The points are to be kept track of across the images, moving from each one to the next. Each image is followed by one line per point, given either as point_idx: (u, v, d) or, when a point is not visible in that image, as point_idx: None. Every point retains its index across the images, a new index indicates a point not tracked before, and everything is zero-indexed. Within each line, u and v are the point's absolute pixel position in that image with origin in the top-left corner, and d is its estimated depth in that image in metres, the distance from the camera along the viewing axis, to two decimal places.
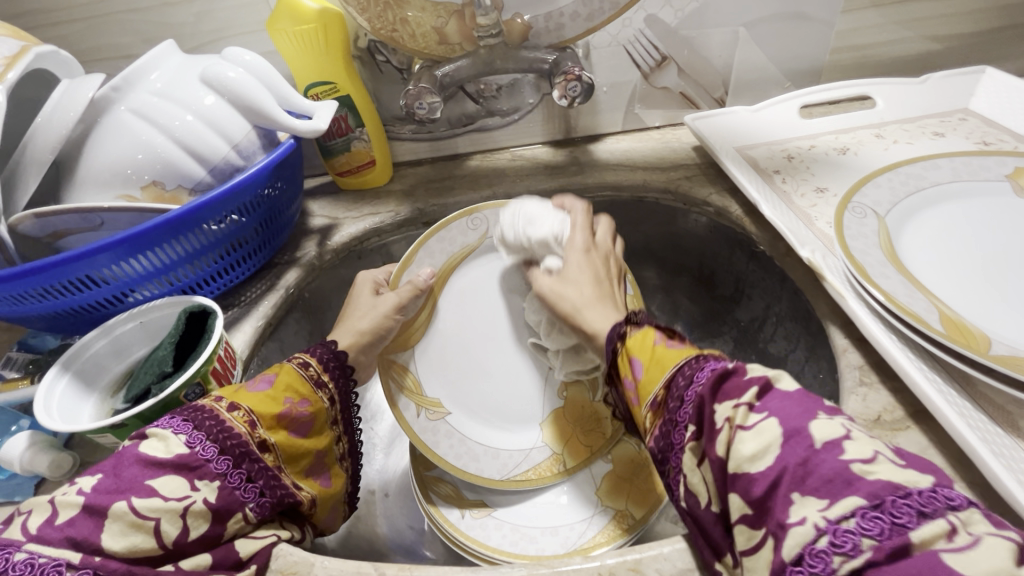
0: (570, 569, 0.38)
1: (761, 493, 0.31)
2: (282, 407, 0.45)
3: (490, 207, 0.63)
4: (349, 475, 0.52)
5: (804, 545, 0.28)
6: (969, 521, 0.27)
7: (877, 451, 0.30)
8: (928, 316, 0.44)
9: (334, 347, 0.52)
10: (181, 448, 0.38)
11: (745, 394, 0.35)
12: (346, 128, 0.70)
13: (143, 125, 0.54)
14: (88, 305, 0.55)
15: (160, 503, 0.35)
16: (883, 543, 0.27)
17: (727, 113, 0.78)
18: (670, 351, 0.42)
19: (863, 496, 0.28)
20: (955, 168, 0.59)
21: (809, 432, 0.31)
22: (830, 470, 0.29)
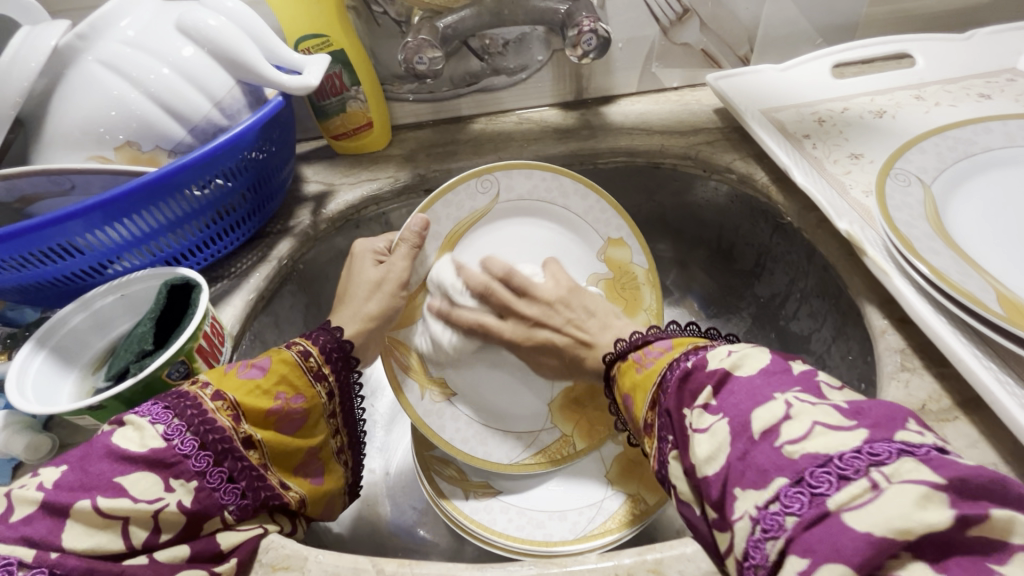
0: (583, 568, 0.35)
1: (717, 495, 0.31)
2: (274, 402, 0.41)
3: (501, 169, 0.58)
4: (346, 466, 0.50)
5: (746, 538, 0.29)
6: (895, 474, 0.26)
7: (815, 422, 0.30)
8: (983, 295, 0.40)
9: (338, 333, 0.48)
10: (156, 442, 0.35)
11: (701, 395, 0.35)
12: (340, 86, 0.64)
13: (114, 79, 0.49)
14: (64, 277, 0.50)
15: (129, 505, 0.32)
16: (802, 517, 0.27)
17: (752, 73, 0.72)
18: (647, 370, 0.42)
19: (788, 476, 0.28)
20: (1009, 132, 0.53)
21: (749, 424, 0.31)
22: (763, 458, 0.29)
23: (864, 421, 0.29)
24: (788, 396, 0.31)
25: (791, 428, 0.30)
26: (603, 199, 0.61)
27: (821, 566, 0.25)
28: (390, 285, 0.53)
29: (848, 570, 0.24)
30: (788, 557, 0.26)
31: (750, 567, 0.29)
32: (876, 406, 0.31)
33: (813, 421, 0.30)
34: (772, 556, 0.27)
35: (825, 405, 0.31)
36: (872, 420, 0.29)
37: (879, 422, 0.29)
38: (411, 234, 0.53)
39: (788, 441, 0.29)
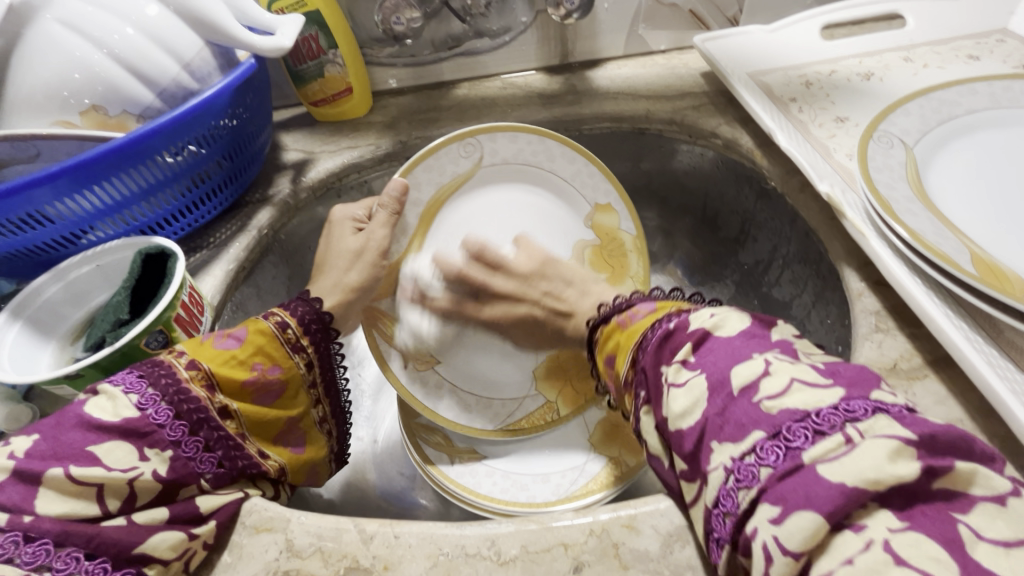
0: (561, 525, 0.35)
1: (691, 448, 0.31)
2: (250, 373, 0.42)
3: (486, 131, 0.57)
4: (330, 435, 0.50)
5: (718, 486, 0.30)
6: (869, 429, 0.27)
7: (793, 378, 0.30)
8: (958, 256, 0.40)
9: (317, 304, 0.48)
10: (130, 411, 0.35)
11: (681, 351, 0.35)
12: (316, 50, 0.62)
13: (75, 39, 0.47)
14: (36, 247, 0.49)
15: (103, 473, 0.33)
16: (777, 470, 0.27)
17: (740, 34, 0.70)
18: (631, 326, 0.41)
19: (765, 429, 0.29)
20: (994, 93, 0.53)
21: (727, 381, 0.31)
22: (744, 415, 0.30)
23: (840, 380, 0.30)
24: (768, 355, 0.32)
25: (770, 385, 0.30)
26: (593, 163, 0.60)
27: (791, 513, 0.26)
28: (371, 256, 0.52)
29: (819, 518, 0.25)
30: (759, 505, 0.27)
31: (719, 515, 0.30)
32: (850, 367, 0.31)
33: (791, 377, 0.30)
34: (743, 505, 0.28)
35: (804, 364, 0.31)
36: (847, 380, 0.30)
37: (853, 381, 0.30)
38: (391, 200, 0.52)
39: (768, 397, 0.30)
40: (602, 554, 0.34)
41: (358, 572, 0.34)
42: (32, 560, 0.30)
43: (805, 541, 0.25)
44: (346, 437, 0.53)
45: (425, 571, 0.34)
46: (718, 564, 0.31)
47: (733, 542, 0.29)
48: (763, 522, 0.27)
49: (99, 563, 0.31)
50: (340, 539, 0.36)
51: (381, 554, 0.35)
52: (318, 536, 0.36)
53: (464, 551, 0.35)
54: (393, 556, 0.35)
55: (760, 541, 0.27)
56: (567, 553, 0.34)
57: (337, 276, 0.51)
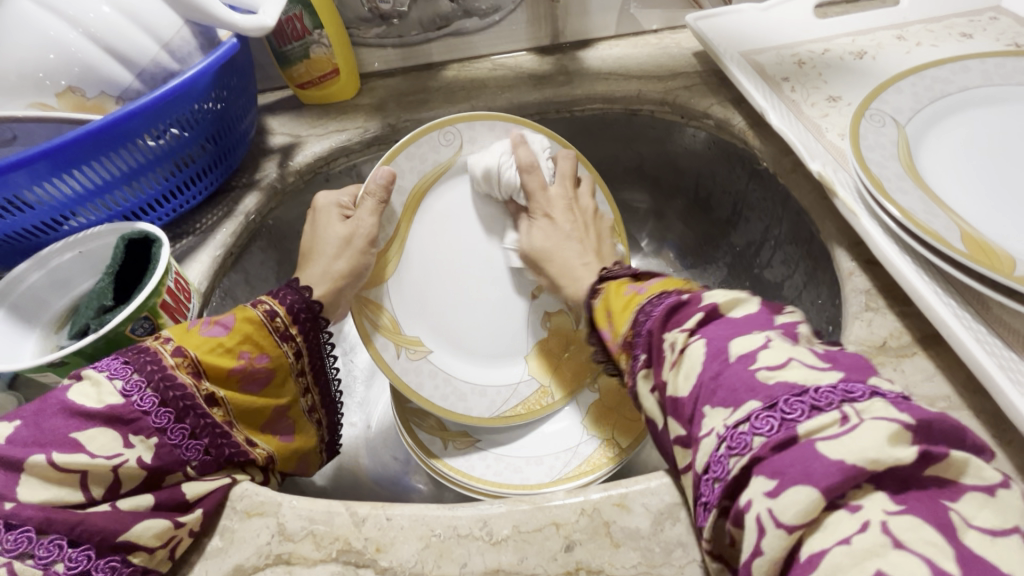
0: (552, 505, 0.35)
1: (688, 409, 0.32)
2: (236, 361, 0.41)
3: (457, 121, 0.56)
4: (320, 425, 0.50)
5: (710, 452, 0.30)
6: (866, 410, 0.27)
7: (792, 357, 0.30)
8: (948, 234, 0.40)
9: (307, 293, 0.48)
10: (114, 398, 0.35)
11: (690, 320, 0.34)
12: (301, 30, 0.60)
13: (49, 18, 0.45)
14: (16, 233, 0.48)
15: (87, 459, 0.32)
16: (770, 439, 0.27)
17: (733, 12, 0.69)
18: (637, 293, 0.42)
19: (761, 400, 0.29)
20: (986, 71, 0.52)
21: (726, 349, 0.31)
22: (741, 381, 0.30)
23: (839, 366, 0.30)
24: (769, 333, 0.32)
25: (770, 357, 0.30)
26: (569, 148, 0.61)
27: (787, 487, 0.26)
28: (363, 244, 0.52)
29: (815, 492, 0.25)
30: (754, 476, 0.27)
31: (708, 480, 0.30)
32: (848, 355, 0.31)
33: (792, 356, 0.30)
34: (733, 471, 0.28)
35: (802, 347, 0.31)
36: (845, 366, 0.30)
37: (851, 367, 0.30)
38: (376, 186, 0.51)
39: (766, 368, 0.30)
40: (594, 533, 0.34)
41: (350, 554, 0.34)
42: (12, 549, 0.29)
43: (799, 514, 0.25)
44: (338, 425, 0.53)
45: (417, 552, 0.34)
46: (704, 529, 0.31)
47: (720, 505, 0.30)
48: (756, 494, 0.27)
49: (83, 551, 0.31)
50: (331, 522, 0.36)
51: (374, 537, 0.35)
52: (309, 519, 0.36)
53: (456, 532, 0.35)
54: (384, 538, 0.35)
55: (754, 513, 0.27)
56: (558, 532, 0.34)
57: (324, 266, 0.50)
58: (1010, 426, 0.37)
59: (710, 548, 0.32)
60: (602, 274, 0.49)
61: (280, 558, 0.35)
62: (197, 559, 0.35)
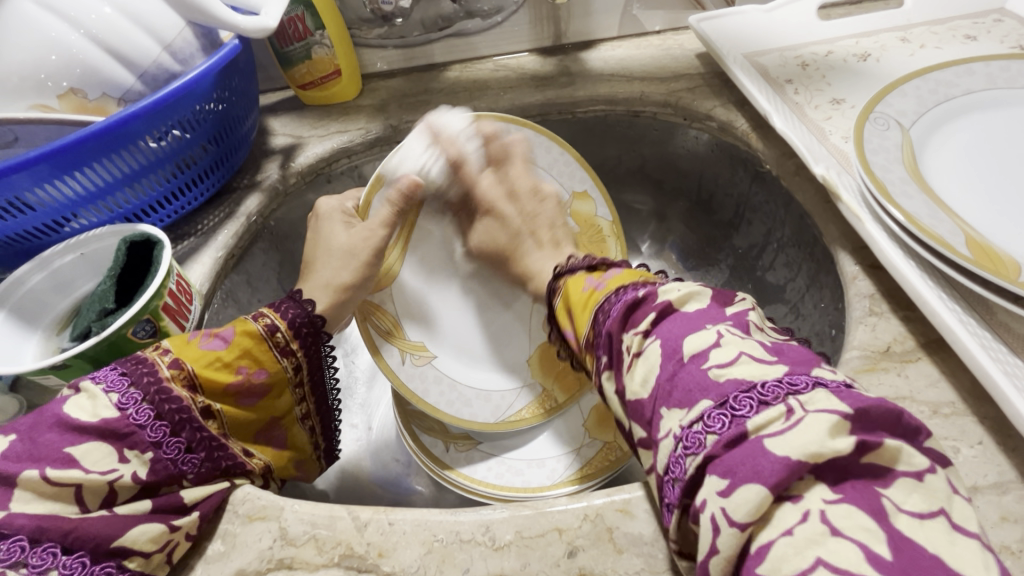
0: (555, 510, 0.35)
1: (649, 412, 0.32)
2: (234, 376, 0.41)
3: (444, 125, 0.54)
4: (313, 432, 0.50)
5: (668, 454, 0.30)
6: (809, 402, 0.27)
7: (742, 352, 0.30)
8: (952, 239, 0.40)
9: (309, 306, 0.47)
10: (109, 411, 0.35)
11: (643, 321, 0.35)
12: (303, 31, 0.60)
13: (50, 19, 0.45)
14: (17, 235, 0.48)
15: (81, 474, 0.32)
16: (722, 437, 0.27)
17: (736, 13, 0.69)
18: (596, 289, 0.41)
19: (712, 399, 0.29)
20: (990, 74, 0.52)
21: (680, 348, 0.31)
22: (695, 381, 0.30)
23: (783, 359, 0.30)
24: (720, 328, 0.32)
25: (720, 354, 0.30)
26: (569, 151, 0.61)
27: (739, 486, 0.26)
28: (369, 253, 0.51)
29: (763, 490, 0.25)
30: (707, 476, 0.27)
31: (670, 482, 0.30)
32: (795, 348, 0.32)
33: (741, 350, 0.30)
34: (690, 472, 0.28)
35: (751, 339, 0.32)
36: (789, 359, 0.30)
37: (797, 360, 0.30)
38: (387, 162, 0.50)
39: (716, 365, 0.30)
40: (596, 539, 0.34)
41: (353, 559, 0.34)
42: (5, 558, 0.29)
43: (751, 511, 0.25)
44: (335, 433, 0.53)
45: (420, 557, 0.34)
46: (669, 530, 0.31)
47: (681, 504, 0.29)
48: (710, 494, 0.27)
49: (78, 558, 0.31)
50: (334, 526, 0.35)
51: (375, 541, 0.35)
52: (311, 523, 0.36)
53: (459, 537, 0.35)
54: (387, 543, 0.35)
55: (708, 513, 0.27)
56: (561, 537, 0.34)
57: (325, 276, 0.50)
58: (1014, 432, 0.37)
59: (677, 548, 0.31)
60: (556, 269, 0.48)
61: (282, 563, 0.35)
62: (197, 561, 0.35)
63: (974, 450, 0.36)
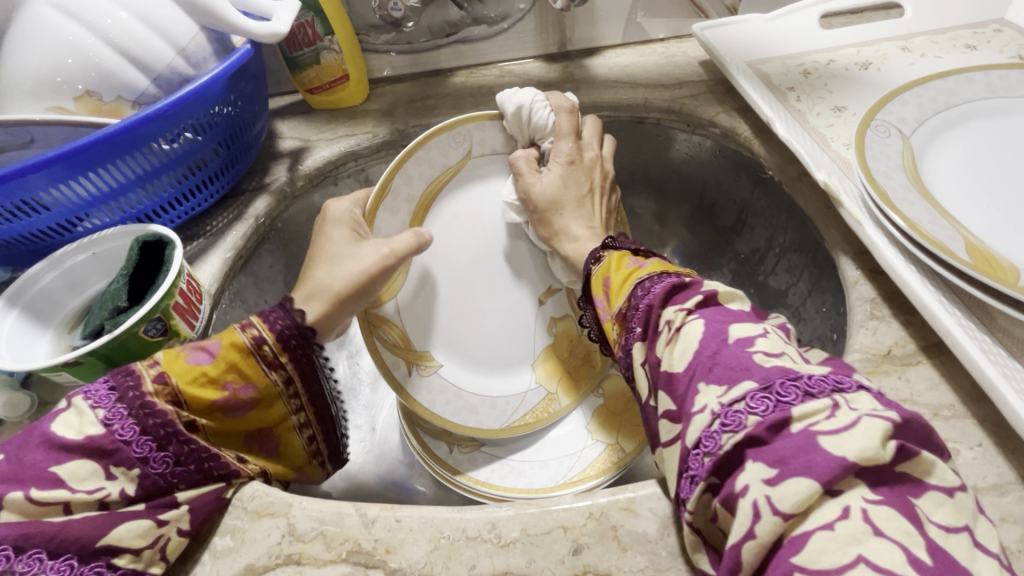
0: (560, 508, 0.36)
1: (682, 388, 0.32)
2: (219, 392, 0.39)
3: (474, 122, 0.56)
4: (313, 439, 0.48)
5: (702, 428, 0.30)
6: (854, 400, 0.28)
7: (785, 351, 0.32)
8: (952, 244, 0.41)
9: (299, 317, 0.44)
10: (94, 428, 0.34)
11: (688, 301, 0.35)
12: (312, 36, 0.61)
13: (68, 23, 0.46)
14: (33, 234, 0.49)
15: (68, 493, 0.33)
16: (766, 418, 0.28)
17: (739, 22, 0.70)
18: (638, 267, 0.43)
19: (757, 381, 0.29)
20: (990, 83, 0.53)
21: (725, 331, 0.32)
22: (738, 361, 0.31)
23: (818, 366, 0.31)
24: (765, 327, 0.33)
25: (766, 345, 0.32)
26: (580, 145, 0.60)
27: (788, 477, 0.26)
28: (370, 262, 0.47)
29: (816, 484, 0.25)
30: (750, 462, 0.27)
31: (697, 453, 0.30)
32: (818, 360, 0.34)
33: (785, 350, 0.32)
34: (726, 448, 0.28)
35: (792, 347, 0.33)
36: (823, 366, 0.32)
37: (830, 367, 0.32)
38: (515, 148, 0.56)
39: (763, 352, 0.31)
40: (601, 537, 0.35)
41: (360, 555, 0.35)
42: None
43: (797, 503, 0.25)
44: (340, 437, 0.51)
45: (427, 554, 0.35)
46: (687, 500, 0.31)
47: (708, 479, 0.29)
48: (755, 480, 0.27)
49: (66, 561, 0.32)
50: (341, 523, 0.36)
51: (383, 538, 0.35)
52: (319, 520, 0.36)
53: (465, 534, 0.35)
54: (394, 539, 0.35)
55: (750, 498, 0.27)
56: (566, 535, 0.35)
57: (325, 280, 0.46)
58: (1013, 435, 0.37)
59: (689, 521, 0.31)
60: (604, 241, 0.48)
61: (291, 558, 0.35)
62: (205, 556, 0.36)
63: (974, 452, 0.37)
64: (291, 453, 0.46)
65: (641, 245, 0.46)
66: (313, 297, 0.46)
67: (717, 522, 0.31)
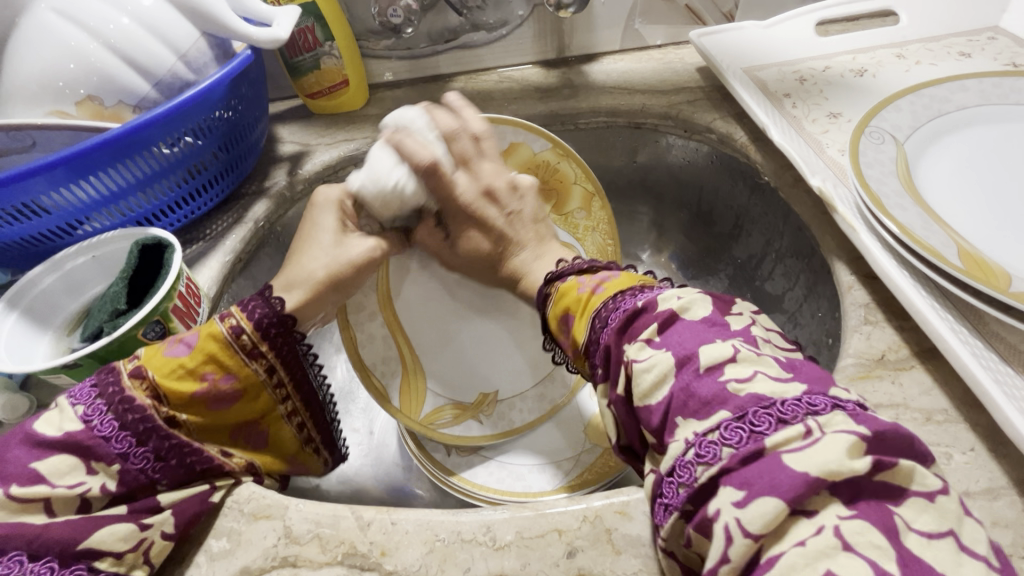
0: (555, 511, 0.36)
1: (658, 424, 0.32)
2: (200, 383, 0.39)
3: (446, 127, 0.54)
4: (304, 428, 0.48)
5: (676, 458, 0.30)
6: (826, 424, 0.28)
7: (757, 370, 0.30)
8: (945, 250, 0.41)
9: (278, 304, 0.43)
10: (74, 424, 0.35)
11: (646, 330, 0.34)
12: (312, 41, 0.62)
13: (69, 28, 0.47)
14: (34, 236, 0.49)
15: (48, 489, 0.33)
16: (738, 451, 0.28)
17: (736, 29, 0.71)
18: (593, 293, 0.41)
19: (730, 410, 0.29)
20: (984, 90, 0.53)
21: (696, 357, 0.31)
22: (709, 393, 0.30)
23: (799, 376, 0.31)
24: (734, 342, 0.32)
25: (737, 370, 0.30)
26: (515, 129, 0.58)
27: (755, 498, 0.26)
28: (351, 256, 0.47)
29: (780, 503, 0.25)
30: (721, 487, 0.28)
31: (671, 482, 0.30)
32: (808, 366, 0.32)
33: (756, 368, 0.30)
34: (701, 479, 0.28)
35: (766, 356, 0.32)
36: (805, 377, 0.31)
37: (811, 377, 0.31)
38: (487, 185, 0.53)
39: (735, 380, 0.30)
40: (595, 540, 0.35)
41: (356, 558, 0.35)
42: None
43: (765, 523, 0.25)
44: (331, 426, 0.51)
45: (422, 556, 0.35)
46: (661, 527, 0.31)
47: (682, 507, 0.30)
48: (726, 504, 0.27)
49: (46, 563, 0.31)
50: (337, 526, 0.36)
51: (378, 541, 0.35)
52: (316, 522, 0.36)
53: (460, 536, 0.35)
54: (389, 542, 0.35)
55: (721, 523, 0.27)
56: (561, 538, 0.35)
57: (308, 267, 0.46)
58: (1006, 440, 0.37)
59: (664, 546, 0.32)
60: (550, 272, 0.46)
61: (287, 560, 0.35)
62: (202, 557, 0.36)
63: (967, 456, 0.37)
64: (281, 445, 0.46)
65: (590, 263, 0.44)
66: (294, 286, 0.45)
67: (689, 548, 0.30)
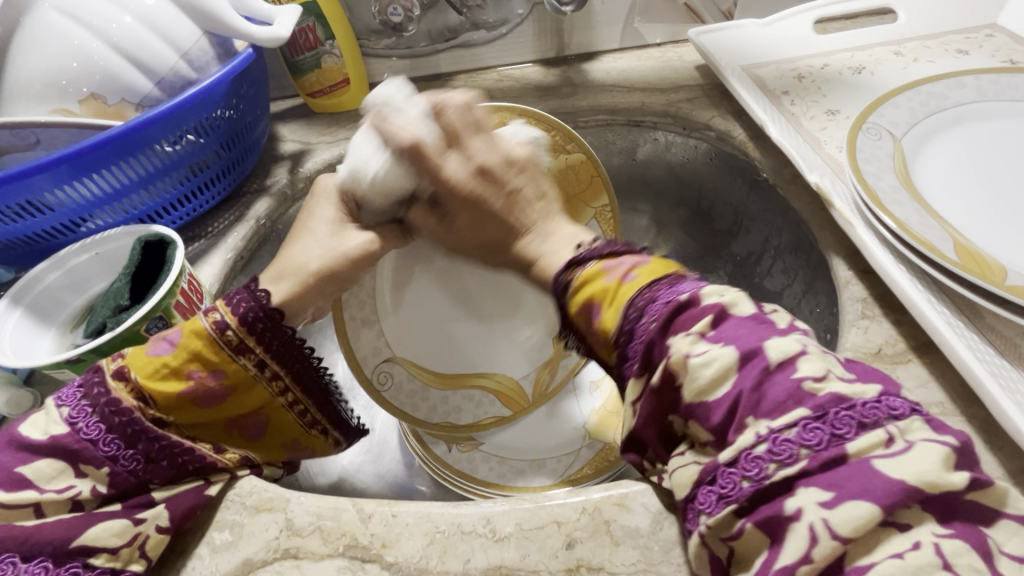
0: (554, 503, 0.36)
1: (719, 420, 0.30)
2: (185, 382, 0.40)
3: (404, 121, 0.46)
4: (304, 415, 0.48)
5: (742, 451, 0.28)
6: (908, 430, 0.27)
7: (829, 368, 0.29)
8: (941, 244, 0.41)
9: (264, 297, 0.43)
10: (58, 427, 0.36)
11: (697, 324, 0.32)
12: (313, 40, 0.62)
13: (74, 28, 0.47)
14: (38, 234, 0.50)
15: (37, 494, 0.34)
16: (820, 453, 0.27)
17: (734, 27, 0.71)
18: (623, 280, 0.36)
19: (809, 409, 0.27)
20: (981, 86, 0.54)
21: (766, 354, 0.29)
22: (785, 392, 0.28)
23: (857, 374, 0.30)
24: (802, 338, 0.30)
25: (810, 366, 0.29)
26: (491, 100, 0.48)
27: (845, 500, 0.25)
28: (350, 251, 0.47)
29: (875, 509, 0.24)
30: (802, 489, 0.26)
31: (732, 474, 0.29)
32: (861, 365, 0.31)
33: (829, 365, 0.29)
34: (771, 478, 0.27)
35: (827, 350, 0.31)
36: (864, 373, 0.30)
37: (872, 374, 0.30)
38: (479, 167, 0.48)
39: (811, 378, 0.28)
40: (594, 532, 0.35)
41: (357, 550, 0.35)
42: None
43: (856, 528, 0.24)
44: (336, 413, 0.50)
45: (422, 548, 0.35)
46: (707, 515, 0.30)
47: (739, 501, 0.28)
48: (810, 504, 0.26)
49: (39, 563, 0.32)
50: (339, 518, 0.37)
51: (379, 533, 0.36)
52: (317, 515, 0.37)
53: (460, 528, 0.36)
54: (390, 534, 0.36)
55: (804, 522, 0.26)
56: (560, 530, 0.35)
57: (300, 260, 0.46)
58: (1002, 434, 0.38)
59: (703, 533, 0.30)
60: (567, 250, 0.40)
61: (289, 552, 0.36)
62: (204, 550, 0.36)
63: None
64: (278, 434, 0.46)
65: (611, 245, 0.38)
66: (285, 277, 0.45)
67: (728, 543, 0.29)
